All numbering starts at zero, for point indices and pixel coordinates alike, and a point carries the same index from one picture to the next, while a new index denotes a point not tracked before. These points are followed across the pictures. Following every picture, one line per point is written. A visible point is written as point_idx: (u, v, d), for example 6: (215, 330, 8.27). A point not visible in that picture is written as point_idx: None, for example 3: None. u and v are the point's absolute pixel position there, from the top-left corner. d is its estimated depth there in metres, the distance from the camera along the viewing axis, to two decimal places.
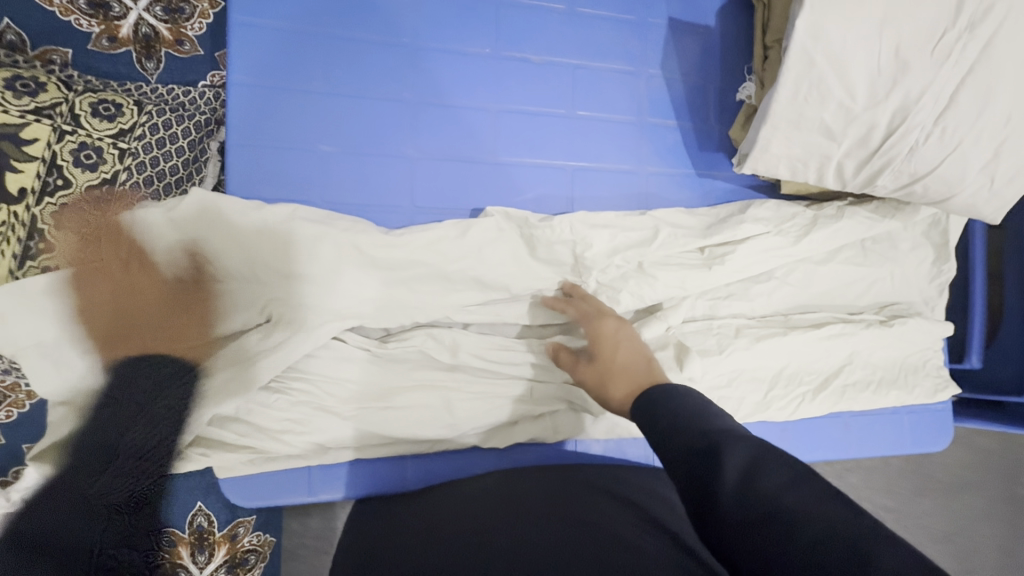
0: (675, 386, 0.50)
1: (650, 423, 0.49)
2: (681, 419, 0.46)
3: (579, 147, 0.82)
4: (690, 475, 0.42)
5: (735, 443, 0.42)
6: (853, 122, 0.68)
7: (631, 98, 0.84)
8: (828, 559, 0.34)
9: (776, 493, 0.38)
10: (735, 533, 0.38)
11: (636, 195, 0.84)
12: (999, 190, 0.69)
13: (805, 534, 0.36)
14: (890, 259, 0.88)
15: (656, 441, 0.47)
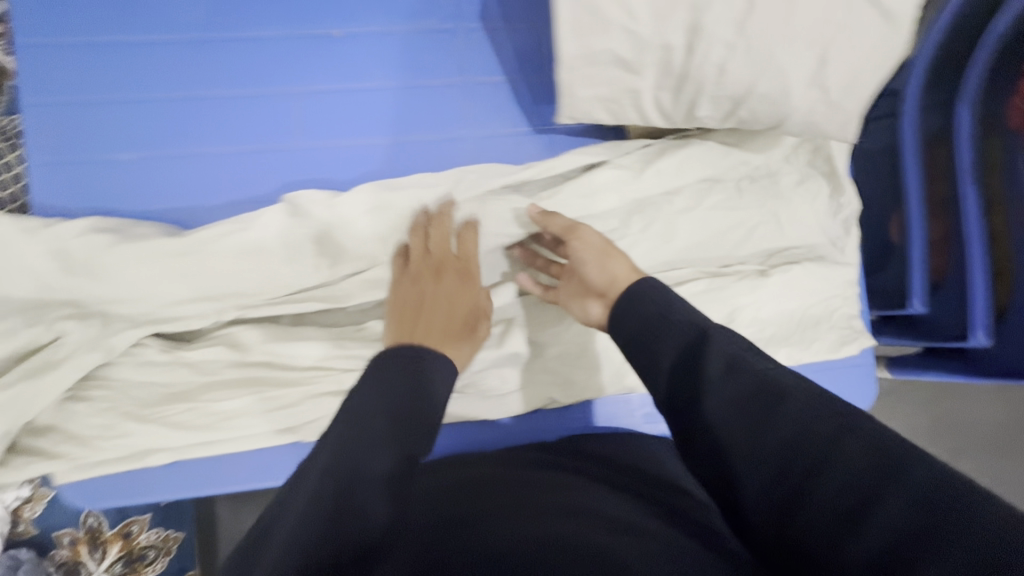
0: (664, 289, 0.57)
1: (638, 327, 0.55)
2: (656, 319, 0.54)
3: (398, 120, 0.78)
4: (681, 369, 0.50)
5: (724, 342, 0.50)
6: (647, 48, 0.59)
7: (449, 59, 0.78)
8: (816, 422, 0.43)
9: (763, 374, 0.47)
10: (723, 410, 0.46)
11: (467, 162, 0.78)
12: (839, 101, 0.57)
13: (795, 406, 0.45)
14: (771, 197, 0.77)
15: (646, 345, 0.54)
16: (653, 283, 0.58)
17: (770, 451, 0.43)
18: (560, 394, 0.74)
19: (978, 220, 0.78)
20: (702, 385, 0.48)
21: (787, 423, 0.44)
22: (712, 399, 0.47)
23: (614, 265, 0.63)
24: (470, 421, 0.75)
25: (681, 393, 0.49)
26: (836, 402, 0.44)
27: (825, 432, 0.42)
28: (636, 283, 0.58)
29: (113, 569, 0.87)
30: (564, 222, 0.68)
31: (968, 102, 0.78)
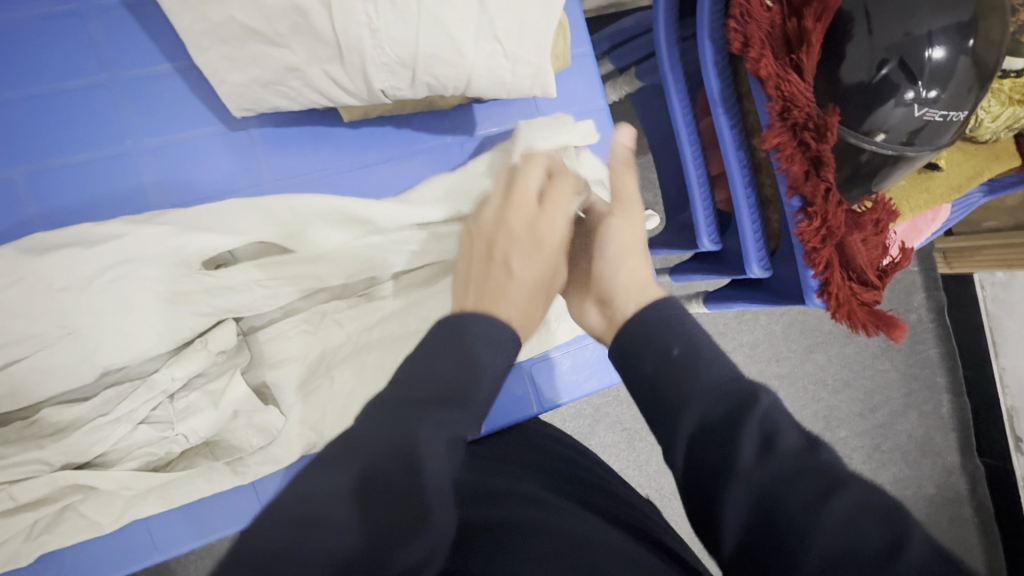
0: (682, 319, 0.47)
1: (652, 366, 0.43)
2: (683, 376, 0.41)
3: (26, 143, 0.59)
4: (706, 443, 0.38)
5: (768, 407, 0.38)
6: (278, 14, 0.46)
7: (83, 49, 0.60)
8: (866, 533, 0.32)
9: (807, 457, 0.35)
10: (750, 513, 0.34)
11: (148, 183, 0.62)
12: (518, 53, 0.51)
13: (844, 506, 0.33)
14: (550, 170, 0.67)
15: (661, 395, 0.42)
16: (670, 308, 0.48)
17: (786, 558, 0.32)
18: (324, 436, 0.64)
19: (736, 151, 0.75)
20: (731, 464, 0.36)
21: (819, 536, 0.32)
22: (747, 480, 0.35)
23: (634, 274, 0.55)
24: (229, 490, 0.64)
25: (701, 480, 0.37)
26: (890, 505, 0.33)
27: (876, 550, 0.31)
28: (648, 309, 0.48)
29: None
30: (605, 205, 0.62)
31: (705, 27, 0.71)
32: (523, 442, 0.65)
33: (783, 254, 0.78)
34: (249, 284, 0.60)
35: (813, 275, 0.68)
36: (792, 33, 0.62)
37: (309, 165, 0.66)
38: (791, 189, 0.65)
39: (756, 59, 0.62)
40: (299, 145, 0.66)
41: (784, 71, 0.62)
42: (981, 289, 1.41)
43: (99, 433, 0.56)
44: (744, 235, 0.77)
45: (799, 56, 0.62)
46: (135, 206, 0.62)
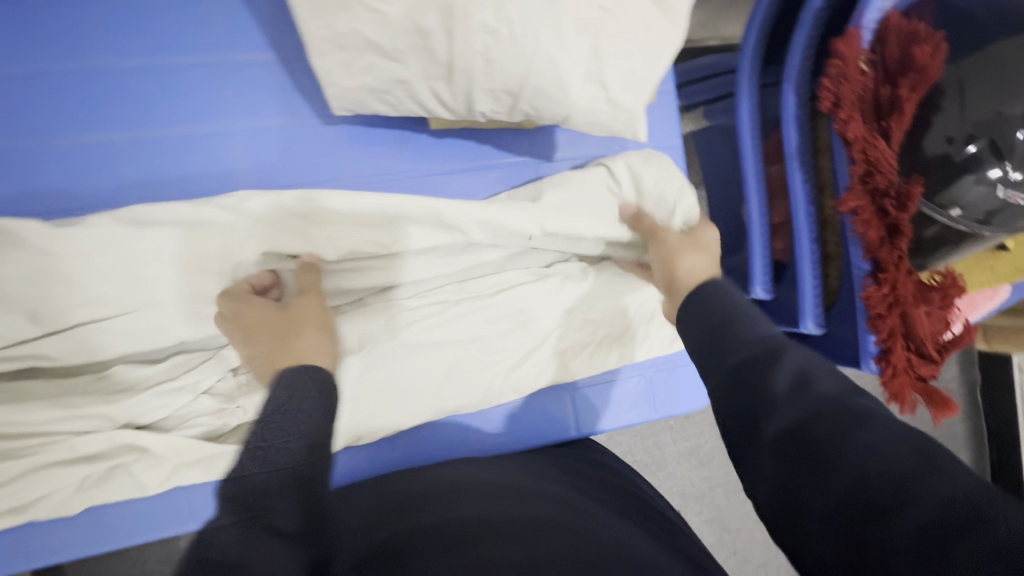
0: (732, 294, 0.52)
1: (708, 328, 0.49)
2: (733, 332, 0.47)
3: (129, 112, 0.61)
4: (748, 381, 0.42)
5: (799, 358, 0.43)
6: (398, 33, 0.48)
7: (197, 32, 0.63)
8: (893, 455, 0.35)
9: (840, 394, 0.39)
10: (782, 442, 0.38)
11: (237, 164, 0.64)
12: (620, 98, 0.51)
13: (872, 432, 0.36)
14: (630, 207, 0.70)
15: (709, 346, 0.48)
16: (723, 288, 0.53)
17: (823, 476, 0.36)
18: (366, 430, 0.66)
19: (805, 205, 0.75)
20: (767, 395, 0.41)
21: (847, 454, 0.36)
22: (788, 412, 0.39)
23: (696, 263, 0.62)
24: None
25: (740, 416, 0.42)
26: (917, 437, 0.36)
27: (899, 467, 0.34)
28: (701, 288, 0.53)
29: None
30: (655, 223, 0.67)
31: (792, 80, 0.72)
32: (568, 454, 0.68)
33: (839, 314, 0.78)
34: (331, 270, 0.63)
35: (873, 340, 0.67)
36: (884, 100, 0.63)
37: (387, 165, 0.68)
38: (863, 253, 0.65)
39: (845, 120, 0.63)
40: (382, 144, 0.68)
41: (872, 136, 0.62)
42: (1020, 373, 1.36)
43: (168, 397, 0.59)
44: (802, 289, 0.77)
45: (889, 123, 0.62)
46: (221, 184, 0.64)
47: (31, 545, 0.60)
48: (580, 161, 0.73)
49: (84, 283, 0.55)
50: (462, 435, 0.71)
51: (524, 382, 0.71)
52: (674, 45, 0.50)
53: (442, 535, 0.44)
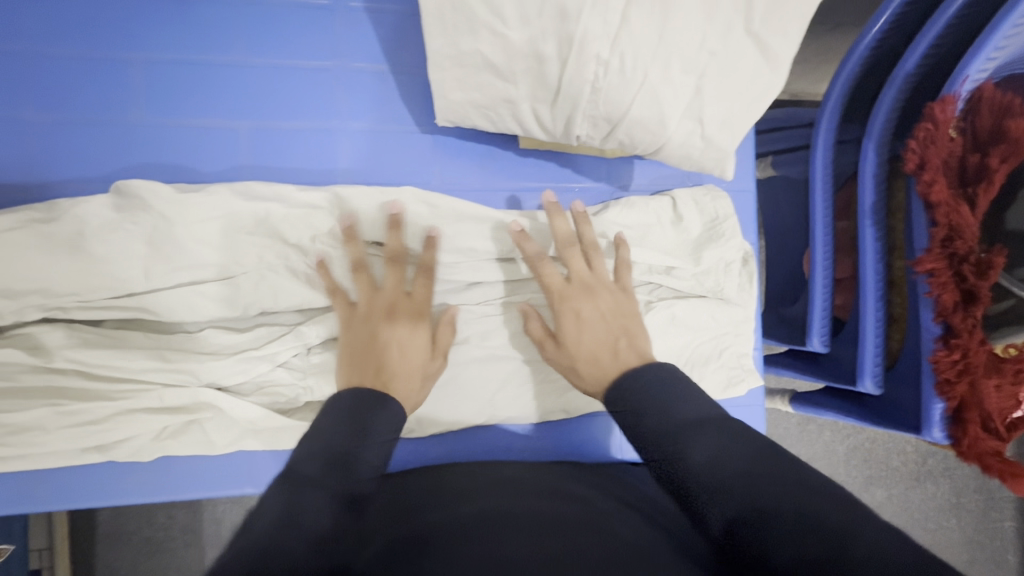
0: (654, 370, 0.55)
1: (635, 418, 0.51)
2: (655, 422, 0.49)
3: (256, 102, 0.68)
4: (678, 492, 0.45)
5: (710, 448, 0.45)
6: (516, 56, 0.53)
7: (324, 40, 0.69)
8: (802, 549, 0.36)
9: (746, 491, 0.41)
10: (724, 565, 0.40)
11: (341, 160, 0.70)
12: (713, 136, 0.55)
13: (779, 529, 0.38)
14: (688, 238, 0.74)
15: (641, 438, 0.50)
16: (637, 372, 0.56)
17: None
18: (419, 424, 0.69)
19: (874, 263, 0.74)
20: (694, 508, 0.43)
21: (773, 563, 0.37)
22: (716, 494, 0.42)
23: (601, 341, 0.60)
24: None
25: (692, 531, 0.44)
26: (831, 521, 0.37)
27: (808, 559, 0.35)
28: (630, 379, 0.55)
29: None
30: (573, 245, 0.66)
31: (873, 138, 0.73)
32: (570, 464, 0.68)
33: (902, 378, 0.76)
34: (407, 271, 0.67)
35: (940, 408, 0.66)
36: (971, 167, 0.65)
37: (472, 177, 0.72)
38: (938, 317, 0.65)
39: (929, 183, 0.63)
40: (472, 157, 0.72)
41: (956, 202, 0.63)
42: None
43: (245, 364, 0.63)
44: (863, 347, 0.76)
45: (976, 191, 0.63)
46: (323, 177, 0.69)
47: (101, 487, 0.64)
48: (650, 194, 0.76)
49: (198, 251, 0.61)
50: (507, 443, 0.73)
51: (574, 402, 0.72)
52: (771, 93, 0.53)
53: (470, 523, 0.49)
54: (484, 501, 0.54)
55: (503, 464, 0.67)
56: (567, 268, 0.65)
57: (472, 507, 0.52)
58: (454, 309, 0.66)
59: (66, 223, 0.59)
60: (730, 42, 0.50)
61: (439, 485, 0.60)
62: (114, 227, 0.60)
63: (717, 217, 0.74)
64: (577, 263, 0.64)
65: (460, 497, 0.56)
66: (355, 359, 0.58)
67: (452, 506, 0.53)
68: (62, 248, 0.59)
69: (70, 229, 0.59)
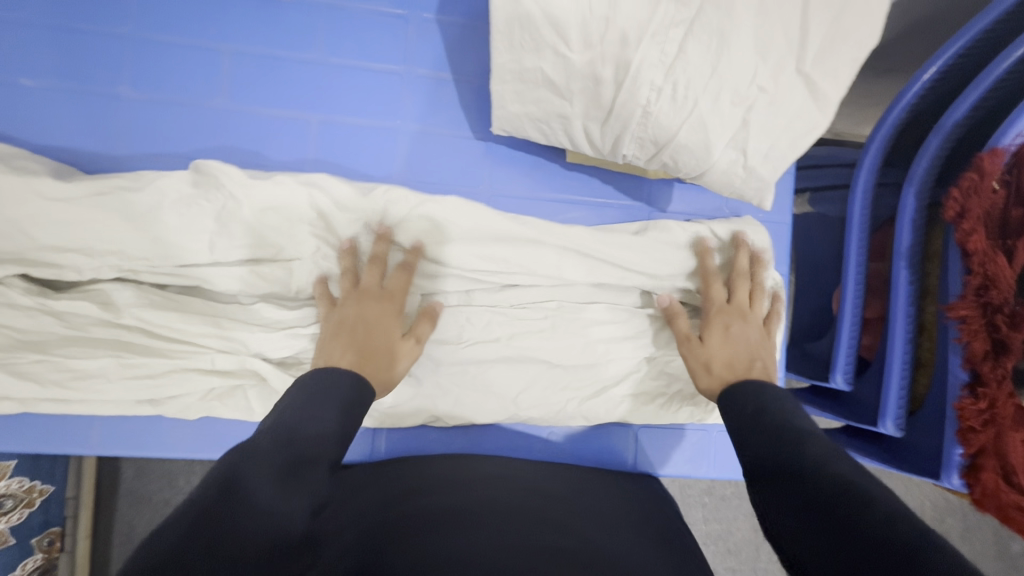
0: (767, 388, 0.58)
1: (757, 407, 0.56)
2: (774, 417, 0.53)
3: (326, 98, 0.73)
4: (775, 465, 0.48)
5: (821, 444, 0.48)
6: (575, 77, 0.56)
7: (394, 47, 0.74)
8: (898, 533, 0.38)
9: (854, 478, 0.43)
10: (803, 531, 0.42)
11: (397, 158, 0.74)
12: (756, 167, 0.57)
13: (875, 512, 0.39)
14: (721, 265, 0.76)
15: (753, 426, 0.54)
16: (759, 384, 0.59)
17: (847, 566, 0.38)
18: (444, 415, 0.72)
19: (906, 305, 0.75)
20: (787, 483, 0.46)
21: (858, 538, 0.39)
22: (821, 470, 0.44)
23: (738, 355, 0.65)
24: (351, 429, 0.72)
25: (771, 499, 0.46)
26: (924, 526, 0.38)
27: (900, 545, 0.37)
28: (745, 384, 0.60)
29: None
30: (737, 271, 0.72)
31: (914, 183, 0.74)
32: (583, 486, 0.70)
33: (926, 424, 0.76)
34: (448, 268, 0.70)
35: (961, 454, 0.66)
36: (1013, 221, 0.65)
37: (517, 185, 0.76)
38: (964, 362, 0.65)
39: (967, 231, 0.65)
40: (519, 166, 0.76)
41: (993, 252, 0.63)
42: None
43: (290, 339, 0.67)
44: (889, 388, 0.76)
45: (1015, 244, 0.64)
46: (379, 173, 0.74)
47: (143, 436, 0.69)
48: (687, 217, 0.78)
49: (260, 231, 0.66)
50: (524, 442, 0.76)
51: (594, 411, 0.74)
52: (817, 131, 0.55)
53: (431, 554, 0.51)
54: (459, 537, 0.54)
55: (486, 467, 0.69)
56: (731, 293, 0.71)
57: (446, 545, 0.53)
58: (436, 303, 0.69)
59: (145, 193, 0.65)
60: (782, 80, 0.53)
61: (442, 488, 0.63)
62: (189, 201, 0.66)
63: (751, 246, 0.76)
64: (739, 291, 0.71)
65: (441, 519, 0.57)
66: (338, 333, 0.62)
67: (428, 533, 0.55)
68: (140, 215, 0.65)
69: (148, 198, 0.65)
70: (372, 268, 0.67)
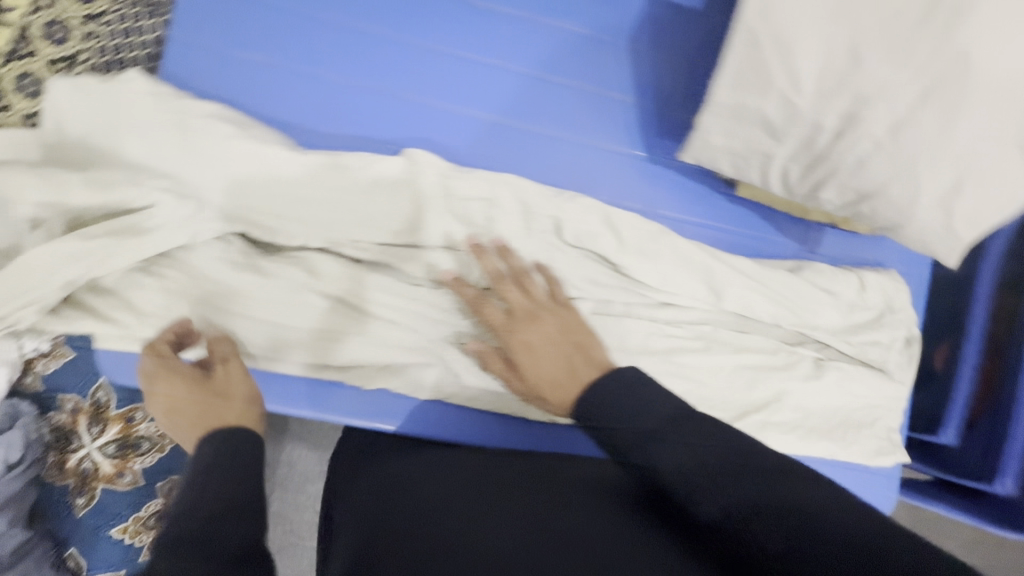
0: (639, 383, 0.57)
1: (628, 408, 0.55)
2: (625, 419, 0.55)
3: (521, 104, 0.77)
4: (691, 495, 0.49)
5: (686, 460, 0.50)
6: (796, 122, 0.61)
7: (589, 65, 0.78)
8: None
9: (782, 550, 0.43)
10: None
11: (578, 170, 0.78)
12: (954, 229, 0.61)
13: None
14: (867, 311, 0.80)
15: (618, 432, 0.54)
16: (636, 375, 0.58)
17: None
18: None
19: None
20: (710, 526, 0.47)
21: None
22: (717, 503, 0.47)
23: (555, 369, 0.64)
24: (512, 419, 0.73)
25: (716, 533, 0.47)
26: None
27: None
28: (603, 385, 0.58)
29: (105, 448, 0.85)
30: (493, 266, 0.69)
31: None
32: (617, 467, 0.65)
33: None
34: (620, 280, 0.75)
35: None
36: None
37: (684, 210, 0.81)
38: None
39: None
40: (690, 193, 0.80)
41: None
42: None
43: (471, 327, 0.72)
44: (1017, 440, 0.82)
45: None
46: (561, 182, 0.78)
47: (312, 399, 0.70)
48: (836, 261, 0.82)
49: (459, 222, 0.71)
50: None
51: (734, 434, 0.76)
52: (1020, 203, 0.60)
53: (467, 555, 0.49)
54: (441, 526, 0.53)
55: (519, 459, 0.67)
56: (506, 300, 0.69)
57: (432, 536, 0.51)
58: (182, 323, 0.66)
59: (360, 172, 0.70)
60: (999, 154, 0.58)
61: (468, 471, 0.63)
62: (395, 183, 0.70)
63: (897, 297, 0.80)
64: (535, 291, 0.69)
65: (444, 502, 0.56)
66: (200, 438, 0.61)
67: (410, 519, 0.54)
68: (355, 192, 0.69)
69: (367, 177, 0.70)
70: (217, 346, 0.67)
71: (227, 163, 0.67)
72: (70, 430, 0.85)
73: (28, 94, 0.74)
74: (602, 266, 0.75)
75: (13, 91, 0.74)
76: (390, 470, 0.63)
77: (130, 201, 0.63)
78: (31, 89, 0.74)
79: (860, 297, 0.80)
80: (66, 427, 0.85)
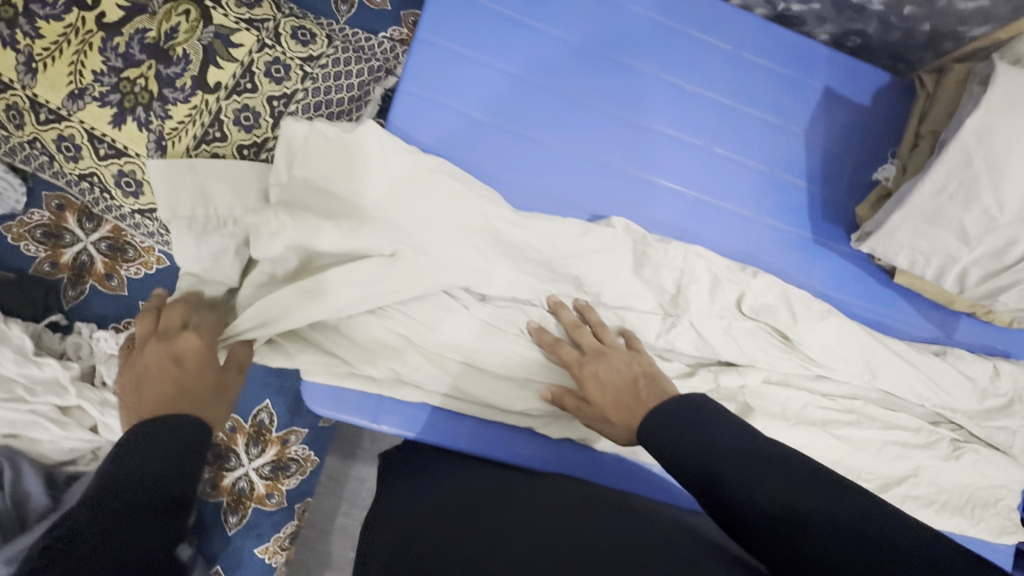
0: (694, 409, 0.57)
1: (675, 441, 0.55)
2: (688, 446, 0.54)
3: (705, 180, 0.83)
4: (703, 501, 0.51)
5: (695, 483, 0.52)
6: (991, 233, 0.68)
7: (767, 149, 0.84)
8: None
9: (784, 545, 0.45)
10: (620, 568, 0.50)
11: (751, 245, 0.83)
12: None
13: None
14: (999, 398, 0.86)
15: (677, 448, 0.55)
16: (696, 401, 0.58)
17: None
18: None
19: None
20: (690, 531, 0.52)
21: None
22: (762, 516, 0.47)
23: (621, 391, 0.65)
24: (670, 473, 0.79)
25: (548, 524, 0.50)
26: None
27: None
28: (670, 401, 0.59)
29: (260, 468, 0.89)
30: (575, 318, 0.72)
31: None
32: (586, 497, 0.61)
33: None
34: (789, 352, 0.80)
35: None
36: None
37: (841, 290, 0.86)
38: None
39: None
40: (847, 275, 0.86)
41: None
42: None
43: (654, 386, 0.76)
44: None
45: None
46: (736, 255, 0.83)
47: (505, 444, 0.73)
48: (969, 347, 0.89)
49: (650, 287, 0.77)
50: None
51: None
52: None
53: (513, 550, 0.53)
54: (487, 528, 0.56)
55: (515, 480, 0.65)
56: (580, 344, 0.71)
57: (471, 536, 0.56)
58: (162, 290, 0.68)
59: (569, 234, 0.74)
60: None
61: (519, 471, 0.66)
62: (597, 244, 0.74)
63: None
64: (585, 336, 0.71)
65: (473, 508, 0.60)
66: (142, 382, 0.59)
67: (453, 525, 0.58)
68: (564, 250, 0.73)
69: (577, 239, 0.74)
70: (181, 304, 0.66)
71: (455, 218, 0.71)
72: (227, 448, 0.88)
73: (245, 127, 0.78)
74: (772, 337, 0.80)
75: (232, 123, 0.77)
76: (434, 481, 0.67)
77: (369, 247, 0.68)
78: (248, 122, 0.78)
79: (992, 384, 0.86)
80: (224, 444, 0.88)
